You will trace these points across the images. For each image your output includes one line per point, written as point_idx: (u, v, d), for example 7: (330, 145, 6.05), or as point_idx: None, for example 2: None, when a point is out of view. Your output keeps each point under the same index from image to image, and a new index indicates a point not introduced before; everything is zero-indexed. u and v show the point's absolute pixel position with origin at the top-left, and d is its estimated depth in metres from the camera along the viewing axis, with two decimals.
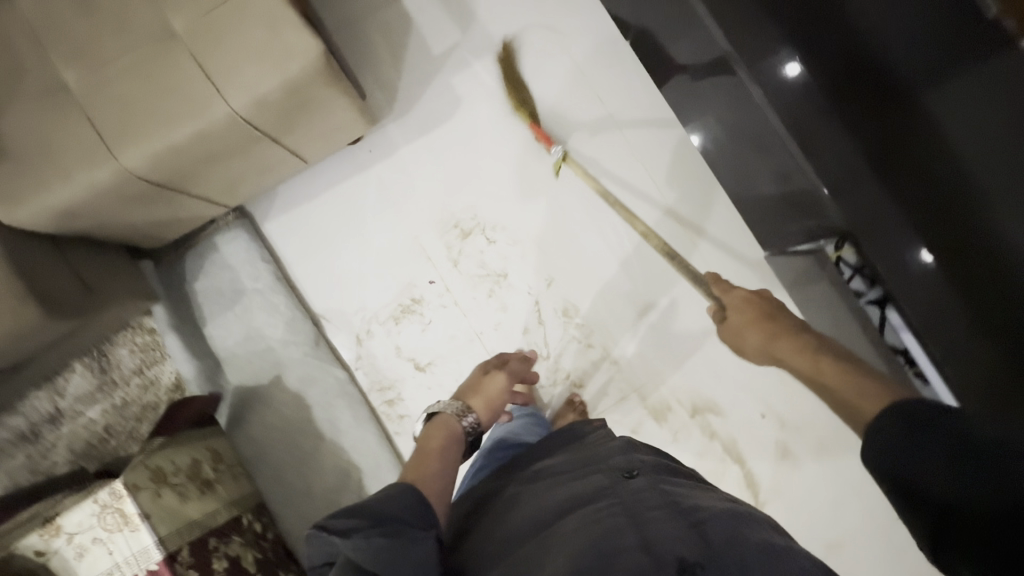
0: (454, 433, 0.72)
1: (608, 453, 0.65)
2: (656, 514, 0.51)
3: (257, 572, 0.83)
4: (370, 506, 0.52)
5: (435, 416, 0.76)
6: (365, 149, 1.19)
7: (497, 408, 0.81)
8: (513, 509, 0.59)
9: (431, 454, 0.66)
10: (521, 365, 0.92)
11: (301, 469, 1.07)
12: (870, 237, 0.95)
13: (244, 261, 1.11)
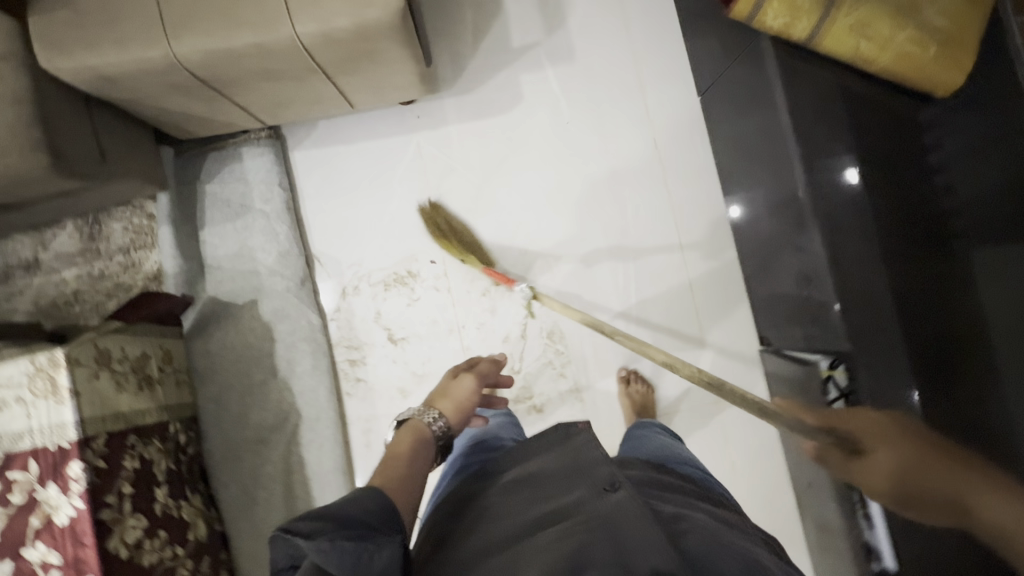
0: (421, 437, 0.69)
1: (590, 459, 0.64)
2: (632, 528, 0.52)
3: (165, 483, 0.82)
4: (335, 510, 0.50)
5: (403, 421, 0.72)
6: (412, 114, 1.17)
7: (467, 412, 0.75)
8: (492, 519, 0.59)
9: (398, 458, 0.64)
10: (489, 365, 0.85)
11: (245, 397, 1.06)
12: (868, 366, 0.84)
13: (261, 179, 1.10)
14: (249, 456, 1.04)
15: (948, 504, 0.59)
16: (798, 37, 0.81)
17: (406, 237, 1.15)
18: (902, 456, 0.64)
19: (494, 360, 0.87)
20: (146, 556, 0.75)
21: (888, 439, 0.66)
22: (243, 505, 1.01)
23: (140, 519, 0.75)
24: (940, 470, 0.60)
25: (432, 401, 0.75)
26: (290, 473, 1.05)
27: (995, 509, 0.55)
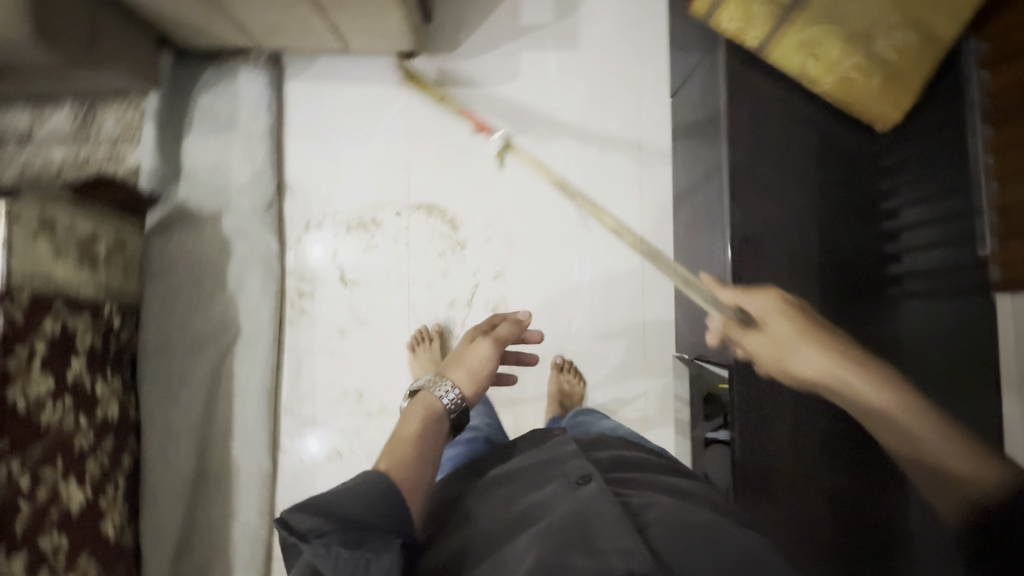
0: (430, 413, 1.02)
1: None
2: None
3: (84, 357, 0.87)
4: None
5: (417, 390, 1.05)
6: (410, 71, 1.20)
7: (477, 377, 1.06)
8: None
9: (405, 438, 1.01)
10: (508, 328, 1.12)
11: (190, 303, 1.10)
12: (765, 419, 0.79)
13: (251, 100, 1.15)
14: (181, 358, 1.08)
15: (812, 373, 0.81)
16: (749, 46, 0.80)
17: (378, 187, 1.18)
18: (788, 331, 0.81)
19: (517, 321, 1.13)
20: (46, 415, 0.79)
21: (779, 321, 0.81)
22: (162, 401, 1.05)
23: (47, 378, 0.79)
24: (804, 339, 0.81)
25: (449, 370, 1.07)
26: (216, 382, 1.09)
27: (812, 361, 0.81)
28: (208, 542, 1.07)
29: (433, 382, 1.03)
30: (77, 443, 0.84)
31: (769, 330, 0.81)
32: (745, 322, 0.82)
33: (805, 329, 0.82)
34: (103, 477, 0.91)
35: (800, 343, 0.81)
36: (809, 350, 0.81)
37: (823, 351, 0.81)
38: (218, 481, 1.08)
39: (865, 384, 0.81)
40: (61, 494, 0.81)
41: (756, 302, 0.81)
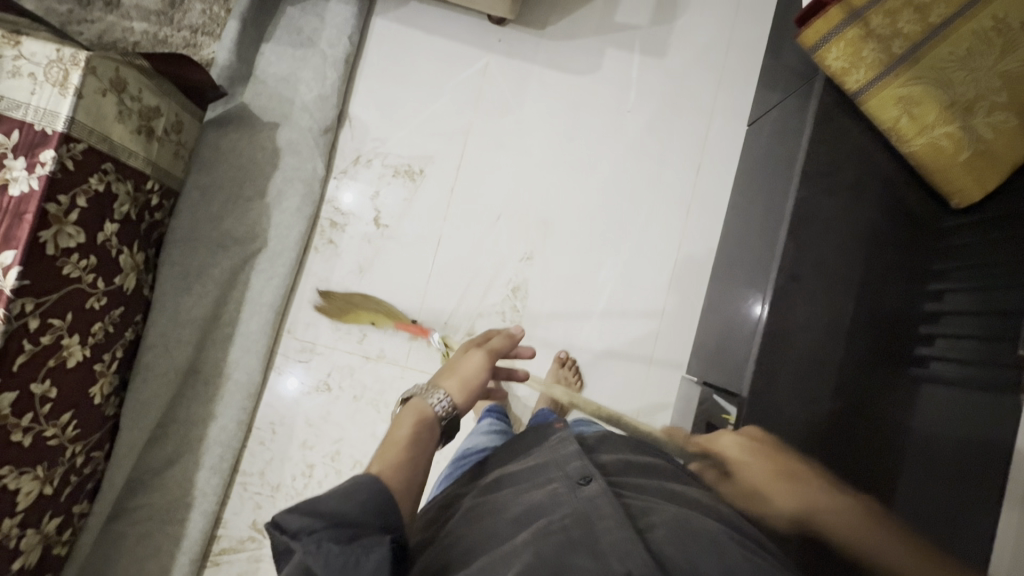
0: (424, 419, 0.68)
1: (568, 454, 0.68)
2: (609, 527, 0.55)
3: (117, 223, 0.87)
4: (325, 505, 0.53)
5: (407, 398, 0.71)
6: (495, 38, 1.20)
7: (474, 388, 0.75)
8: (477, 517, 0.61)
9: (394, 446, 0.64)
10: (505, 340, 0.85)
11: (227, 203, 1.11)
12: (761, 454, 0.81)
13: (335, 24, 1.15)
14: (204, 253, 1.08)
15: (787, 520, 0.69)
16: (848, 87, 0.79)
17: (434, 141, 1.19)
18: (779, 492, 0.69)
19: (512, 334, 0.86)
20: (68, 266, 0.79)
21: (743, 460, 0.74)
22: (177, 289, 1.06)
23: (79, 232, 0.80)
24: (770, 482, 0.70)
25: (439, 381, 0.75)
26: (231, 285, 1.10)
27: (789, 501, 0.69)
28: (184, 435, 1.09)
29: (425, 389, 0.71)
30: (90, 303, 0.85)
31: (741, 477, 0.73)
32: (726, 477, 0.75)
33: (778, 472, 0.71)
34: (104, 343, 0.90)
35: (779, 485, 0.70)
36: (774, 486, 0.70)
37: (797, 498, 0.68)
38: (208, 380, 1.10)
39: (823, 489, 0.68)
40: (62, 347, 0.81)
41: (733, 450, 0.75)
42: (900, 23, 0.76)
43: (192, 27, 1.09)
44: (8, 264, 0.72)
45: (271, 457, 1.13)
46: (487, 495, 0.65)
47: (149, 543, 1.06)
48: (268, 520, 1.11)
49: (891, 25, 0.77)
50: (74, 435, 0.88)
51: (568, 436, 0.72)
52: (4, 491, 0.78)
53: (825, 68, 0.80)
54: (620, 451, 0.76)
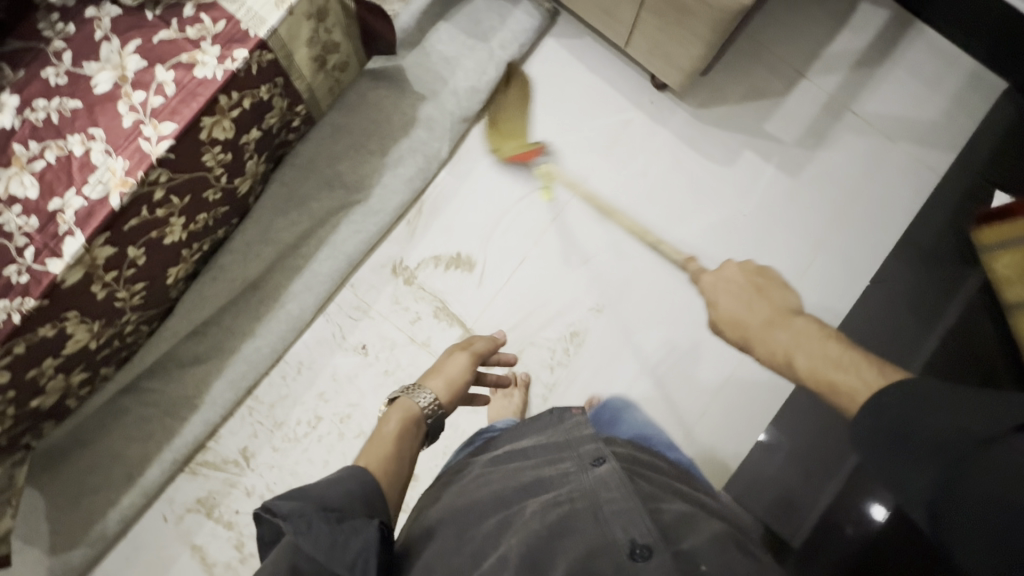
0: (410, 417, 0.72)
1: (581, 437, 0.72)
2: (614, 499, 0.60)
3: (261, 132, 0.90)
4: (312, 492, 0.55)
5: (395, 399, 0.74)
6: (647, 99, 1.23)
7: (460, 388, 0.79)
8: (486, 484, 0.69)
9: (385, 439, 0.68)
10: (487, 345, 0.88)
11: (350, 148, 1.13)
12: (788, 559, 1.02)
13: (513, 30, 1.20)
14: (311, 185, 1.11)
15: (714, 326, 0.74)
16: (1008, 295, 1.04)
17: (552, 168, 1.21)
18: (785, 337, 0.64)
19: (494, 339, 0.90)
20: (208, 154, 0.81)
21: (715, 288, 0.75)
22: (275, 209, 1.09)
23: (231, 129, 0.82)
24: (739, 296, 0.72)
25: (424, 383, 0.79)
26: (320, 222, 1.12)
27: (784, 334, 0.64)
28: (218, 342, 1.10)
29: (409, 389, 0.75)
30: (207, 194, 0.86)
31: (718, 305, 0.73)
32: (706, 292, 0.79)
33: (828, 333, 0.62)
34: (200, 233, 0.91)
35: (771, 313, 0.68)
36: (777, 326, 0.65)
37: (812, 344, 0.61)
38: (262, 300, 1.11)
39: (840, 373, 0.56)
40: (167, 223, 0.83)
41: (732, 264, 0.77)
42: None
43: None
44: (165, 134, 0.75)
45: (284, 394, 1.13)
46: (498, 468, 0.72)
47: (143, 427, 1.07)
48: (257, 451, 1.12)
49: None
50: (136, 305, 0.89)
51: (585, 420, 0.76)
52: (61, 332, 0.79)
53: (993, 264, 1.06)
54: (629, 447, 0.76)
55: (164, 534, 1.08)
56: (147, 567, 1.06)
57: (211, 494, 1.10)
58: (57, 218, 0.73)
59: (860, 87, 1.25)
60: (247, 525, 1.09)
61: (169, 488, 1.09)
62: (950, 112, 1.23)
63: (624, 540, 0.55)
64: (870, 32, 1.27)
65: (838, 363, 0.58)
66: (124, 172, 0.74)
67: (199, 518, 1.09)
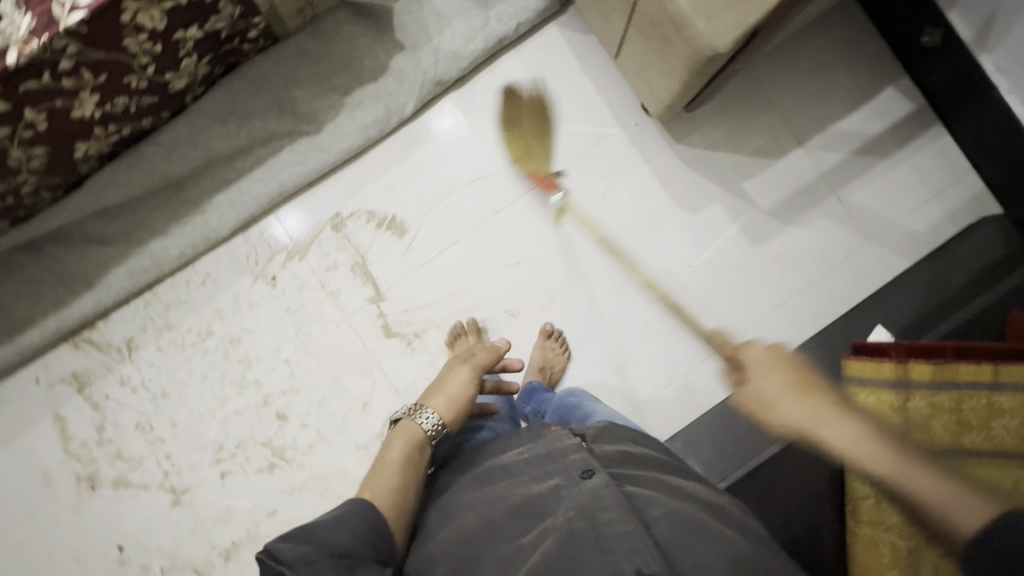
0: (414, 441, 0.77)
1: (564, 446, 0.72)
2: (613, 520, 0.60)
3: (204, 32, 0.86)
4: (319, 535, 0.61)
5: (397, 421, 0.80)
6: (633, 120, 1.17)
7: (462, 402, 0.84)
8: (472, 509, 0.68)
9: (390, 467, 0.73)
10: (487, 355, 0.93)
11: (314, 76, 1.09)
12: None
13: (516, 5, 1.13)
14: (260, 102, 1.08)
15: (781, 433, 0.69)
16: None
17: (517, 162, 1.16)
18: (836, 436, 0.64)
19: (494, 348, 0.95)
20: (130, 40, 0.78)
21: (764, 370, 0.74)
22: (215, 115, 1.07)
23: (162, 20, 0.79)
24: (786, 390, 0.70)
25: (428, 401, 0.84)
26: (261, 142, 1.09)
27: (843, 436, 0.64)
28: (129, 229, 1.09)
29: (412, 410, 0.80)
30: (128, 79, 0.83)
31: (759, 389, 0.73)
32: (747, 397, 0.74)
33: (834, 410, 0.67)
34: (118, 117, 0.89)
35: (817, 418, 0.66)
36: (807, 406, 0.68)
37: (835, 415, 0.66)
38: (185, 202, 1.09)
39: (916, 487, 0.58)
40: (76, 97, 0.80)
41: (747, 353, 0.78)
42: (932, 420, 0.82)
43: None
44: (79, 6, 0.71)
45: (183, 300, 1.12)
46: (482, 483, 0.72)
47: (37, 288, 1.08)
48: (142, 345, 1.12)
49: (924, 415, 0.83)
50: (35, 169, 0.87)
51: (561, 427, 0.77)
52: None
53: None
54: (620, 440, 0.76)
55: (34, 394, 1.12)
56: (10, 419, 1.12)
57: (86, 372, 1.12)
58: None
59: (855, 173, 1.17)
60: (114, 411, 1.12)
61: (48, 354, 1.12)
62: (939, 225, 1.16)
63: (628, 568, 0.55)
64: (889, 117, 1.18)
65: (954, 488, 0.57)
66: (29, 33, 0.71)
67: (69, 391, 1.12)
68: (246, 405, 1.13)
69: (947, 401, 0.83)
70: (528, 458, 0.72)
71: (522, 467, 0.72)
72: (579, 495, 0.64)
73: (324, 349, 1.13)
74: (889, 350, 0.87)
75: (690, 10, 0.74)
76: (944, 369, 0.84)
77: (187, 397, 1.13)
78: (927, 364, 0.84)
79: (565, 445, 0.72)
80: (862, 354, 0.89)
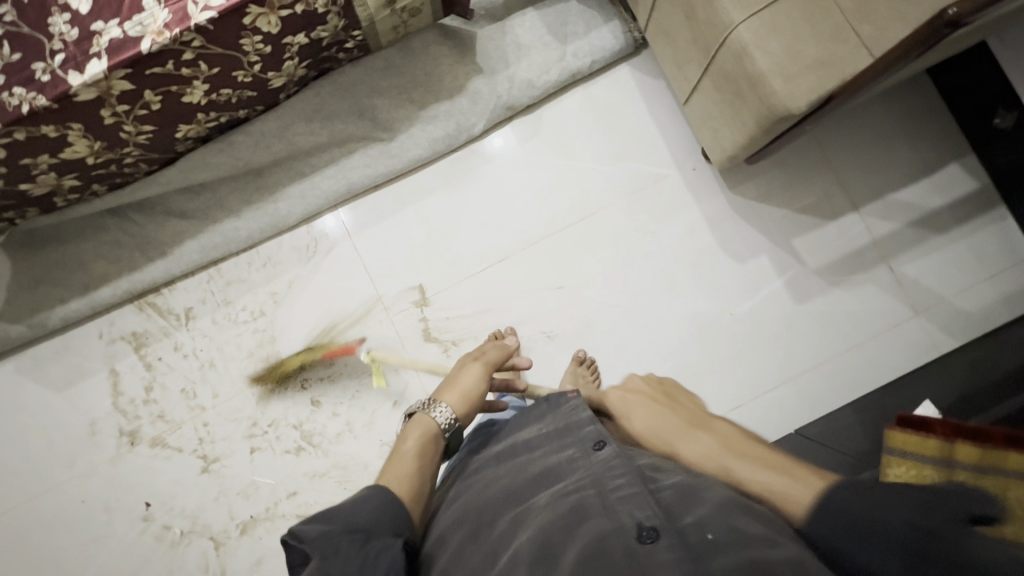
0: (429, 432, 0.78)
1: (581, 420, 0.75)
2: (620, 484, 0.62)
3: (309, 39, 0.94)
4: (335, 513, 0.63)
5: (412, 414, 0.81)
6: (691, 165, 1.20)
7: (474, 399, 0.85)
8: (493, 483, 0.72)
9: (405, 455, 0.74)
10: (499, 354, 0.95)
11: (395, 88, 1.16)
12: None
13: (593, 43, 1.18)
14: (343, 106, 1.15)
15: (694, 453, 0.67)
16: None
17: (572, 187, 1.20)
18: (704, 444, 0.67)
19: (504, 347, 0.97)
20: (246, 39, 0.86)
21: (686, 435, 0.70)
22: (301, 113, 1.14)
23: (277, 25, 0.87)
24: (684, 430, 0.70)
25: (441, 396, 0.85)
26: (338, 143, 1.17)
27: (695, 448, 0.67)
28: (206, 207, 1.17)
29: (425, 405, 0.81)
30: (236, 73, 0.91)
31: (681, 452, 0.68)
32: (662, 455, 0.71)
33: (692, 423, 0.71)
34: (220, 104, 0.97)
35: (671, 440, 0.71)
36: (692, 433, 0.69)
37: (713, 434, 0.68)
38: (260, 188, 1.17)
39: (750, 467, 0.60)
40: (189, 84, 0.88)
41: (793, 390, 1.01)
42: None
43: None
44: (211, 6, 0.79)
45: (243, 279, 1.20)
46: (505, 461, 0.76)
47: (116, 250, 1.17)
48: (199, 316, 1.20)
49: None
50: (140, 143, 0.95)
51: (580, 401, 0.81)
52: (62, 137, 0.86)
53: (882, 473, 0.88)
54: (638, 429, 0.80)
55: (95, 347, 1.19)
56: (70, 367, 1.19)
57: (145, 333, 1.19)
58: (93, 39, 0.79)
59: (907, 243, 1.17)
60: (163, 373, 1.19)
61: (114, 311, 1.20)
62: (989, 308, 1.15)
63: (631, 524, 0.56)
64: (950, 194, 1.18)
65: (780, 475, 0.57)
66: (164, 25, 0.79)
67: (127, 348, 1.19)
68: (284, 386, 1.18)
69: (993, 486, 0.81)
70: (543, 434, 0.76)
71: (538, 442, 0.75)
72: (589, 462, 0.67)
73: (365, 344, 1.18)
74: (936, 427, 0.88)
75: (769, 71, 0.78)
76: (994, 455, 0.82)
77: (232, 371, 1.19)
78: (977, 446, 0.83)
79: (582, 418, 0.76)
80: (907, 425, 0.90)
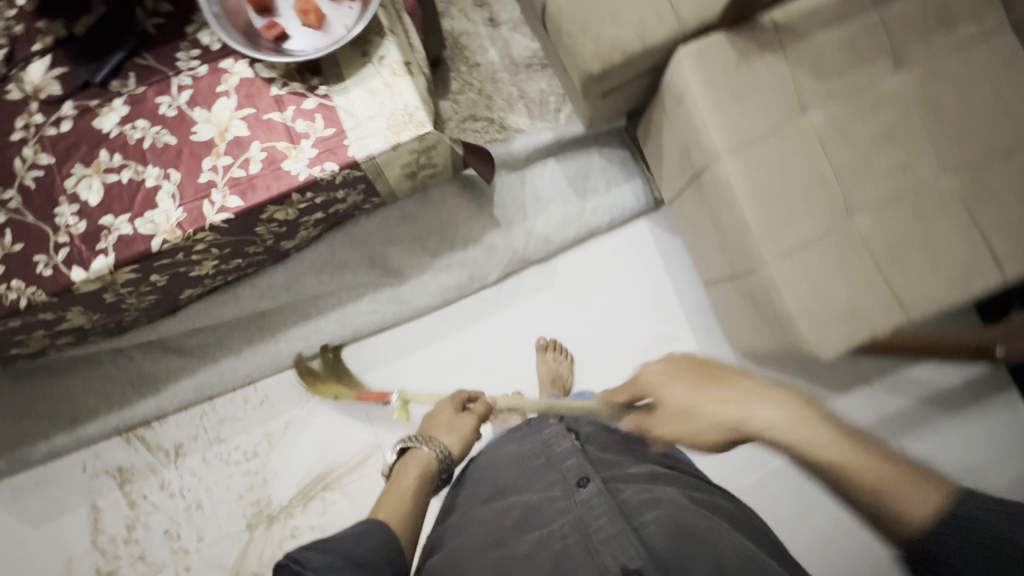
0: (432, 467, 0.69)
1: (563, 451, 0.72)
2: (602, 527, 0.60)
3: (326, 212, 0.91)
4: (338, 541, 0.55)
5: (406, 448, 0.70)
6: (704, 327, 1.18)
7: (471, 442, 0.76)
8: (471, 522, 0.66)
9: (406, 493, 0.64)
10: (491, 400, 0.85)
11: (410, 236, 1.14)
12: None
13: (612, 201, 1.17)
14: (355, 255, 1.13)
15: (721, 434, 0.63)
16: None
17: (584, 342, 1.18)
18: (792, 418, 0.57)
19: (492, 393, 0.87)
20: (262, 226, 0.83)
21: (666, 380, 0.70)
22: (313, 265, 1.12)
23: (295, 211, 0.84)
24: (701, 387, 0.66)
25: (438, 433, 0.74)
26: (347, 288, 1.14)
27: (778, 417, 0.58)
28: (207, 345, 1.13)
29: (421, 437, 0.71)
30: (249, 249, 0.89)
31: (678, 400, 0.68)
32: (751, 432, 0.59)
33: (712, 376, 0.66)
34: (229, 270, 0.94)
35: (741, 399, 0.62)
36: (724, 400, 0.63)
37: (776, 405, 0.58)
38: (263, 329, 1.14)
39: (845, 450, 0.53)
40: (198, 264, 0.85)
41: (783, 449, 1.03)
42: None
43: (510, 106, 1.20)
44: (228, 207, 0.76)
45: (237, 416, 1.16)
46: (479, 500, 0.70)
47: (108, 382, 1.13)
48: (189, 453, 1.15)
49: None
50: (142, 306, 0.92)
51: (560, 431, 0.77)
52: (60, 316, 0.83)
53: None
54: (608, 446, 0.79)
55: (77, 480, 1.14)
56: (49, 500, 1.14)
57: (131, 469, 1.14)
58: (102, 234, 0.75)
59: (920, 423, 1.16)
60: (147, 512, 1.14)
61: (99, 443, 1.15)
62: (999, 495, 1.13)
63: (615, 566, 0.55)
64: (964, 372, 1.17)
65: (885, 474, 0.51)
66: (177, 222, 0.76)
67: (111, 484, 1.14)
68: (272, 532, 1.13)
69: None
70: (522, 461, 0.73)
71: (513, 471, 0.72)
72: (570, 501, 0.64)
73: (361, 494, 1.14)
74: None
75: (797, 312, 0.76)
76: None
77: (219, 514, 1.14)
78: None
79: (558, 447, 0.73)
80: None
